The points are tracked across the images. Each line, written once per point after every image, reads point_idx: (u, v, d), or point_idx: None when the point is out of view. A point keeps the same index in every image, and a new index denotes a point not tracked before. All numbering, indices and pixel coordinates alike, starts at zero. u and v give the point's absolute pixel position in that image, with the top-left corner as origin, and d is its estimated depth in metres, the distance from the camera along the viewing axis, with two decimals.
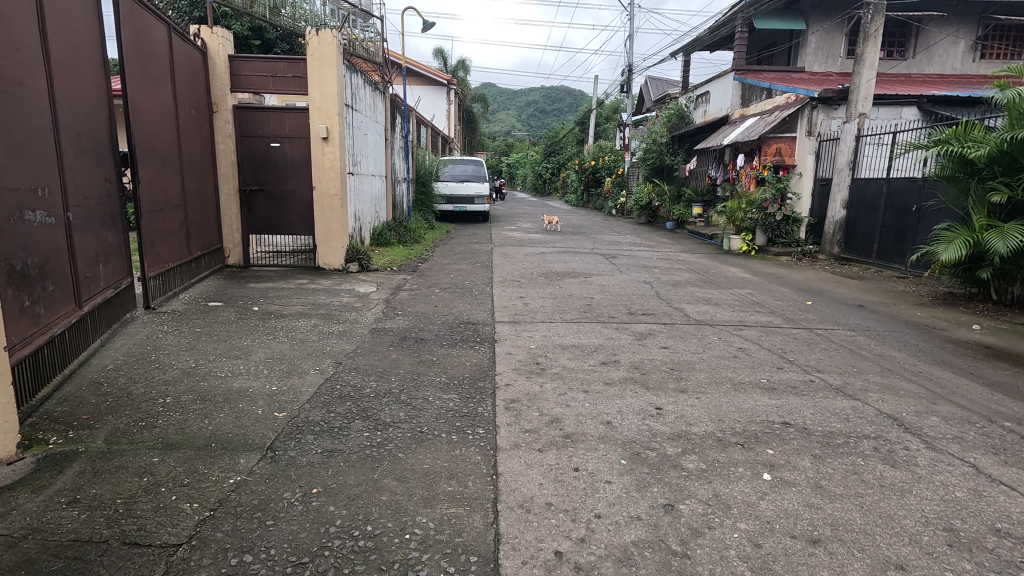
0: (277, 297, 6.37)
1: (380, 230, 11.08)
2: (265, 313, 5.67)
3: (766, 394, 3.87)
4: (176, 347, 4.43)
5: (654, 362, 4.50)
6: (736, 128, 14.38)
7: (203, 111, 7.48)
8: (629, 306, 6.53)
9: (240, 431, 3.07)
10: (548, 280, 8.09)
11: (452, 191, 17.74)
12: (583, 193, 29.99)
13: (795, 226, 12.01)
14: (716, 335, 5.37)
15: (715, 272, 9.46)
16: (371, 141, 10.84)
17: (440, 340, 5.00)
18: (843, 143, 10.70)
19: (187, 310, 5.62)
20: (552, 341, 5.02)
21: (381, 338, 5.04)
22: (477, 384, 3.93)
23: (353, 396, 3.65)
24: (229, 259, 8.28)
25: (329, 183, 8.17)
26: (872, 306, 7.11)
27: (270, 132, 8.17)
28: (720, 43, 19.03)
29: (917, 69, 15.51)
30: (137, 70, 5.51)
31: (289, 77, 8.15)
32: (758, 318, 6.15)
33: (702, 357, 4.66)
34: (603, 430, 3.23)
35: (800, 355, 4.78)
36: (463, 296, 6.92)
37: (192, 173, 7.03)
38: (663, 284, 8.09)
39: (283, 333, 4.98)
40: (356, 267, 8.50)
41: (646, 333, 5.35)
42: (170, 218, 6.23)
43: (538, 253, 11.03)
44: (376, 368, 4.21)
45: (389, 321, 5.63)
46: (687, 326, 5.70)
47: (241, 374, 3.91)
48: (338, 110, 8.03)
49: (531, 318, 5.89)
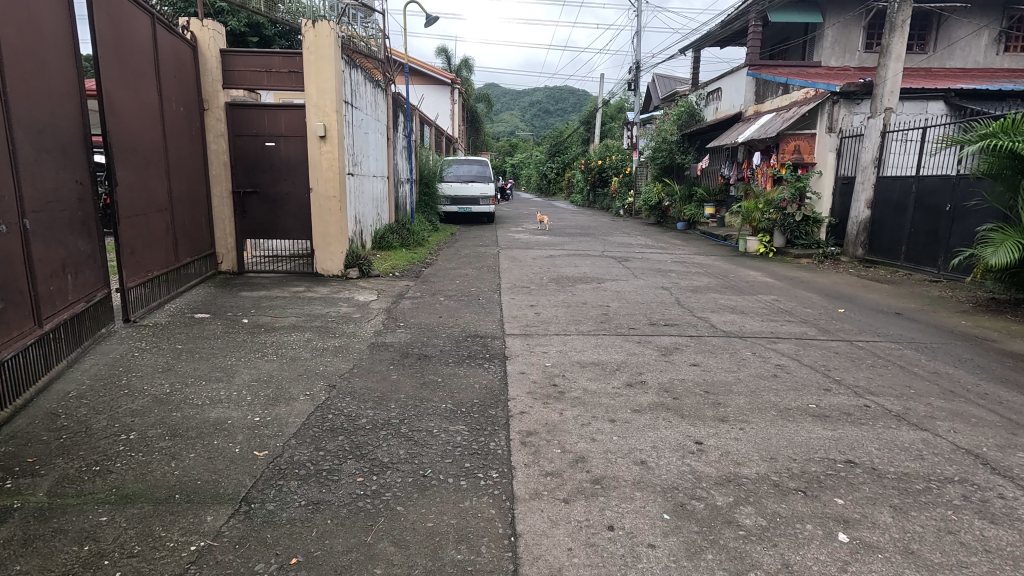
0: (270, 307, 5.92)
1: (382, 233, 10.61)
2: (254, 326, 5.21)
3: (818, 423, 3.37)
4: (152, 367, 3.97)
5: (686, 383, 4.01)
6: (751, 125, 13.85)
7: (192, 108, 7.04)
8: (650, 315, 6.04)
9: (211, 478, 2.60)
10: (559, 286, 7.61)
11: (456, 192, 17.31)
12: (589, 193, 29.49)
13: (815, 227, 11.44)
14: (749, 350, 4.87)
15: (734, 276, 8.95)
16: (372, 140, 10.38)
17: (445, 357, 4.53)
18: (868, 139, 10.17)
19: (170, 323, 5.17)
20: (569, 358, 4.54)
21: (380, 354, 4.58)
22: (487, 412, 3.46)
23: (345, 429, 3.18)
24: (222, 264, 7.85)
25: (328, 184, 7.71)
26: (911, 314, 6.59)
27: (265, 131, 7.74)
28: (732, 38, 18.51)
29: (938, 63, 15.00)
30: (114, 65, 5.06)
31: (284, 72, 7.72)
32: (791, 329, 5.65)
33: (738, 377, 4.17)
34: (639, 472, 2.76)
35: (847, 373, 4.29)
36: (470, 304, 6.45)
37: (180, 175, 6.61)
38: (682, 289, 7.60)
39: (273, 350, 4.52)
40: (356, 273, 8.04)
41: (671, 348, 4.86)
42: (155, 223, 5.81)
43: (547, 257, 10.55)
44: (373, 392, 3.74)
45: (390, 334, 5.16)
46: (715, 339, 5.21)
47: (221, 402, 3.44)
48: (336, 107, 7.59)
49: (545, 331, 5.40)
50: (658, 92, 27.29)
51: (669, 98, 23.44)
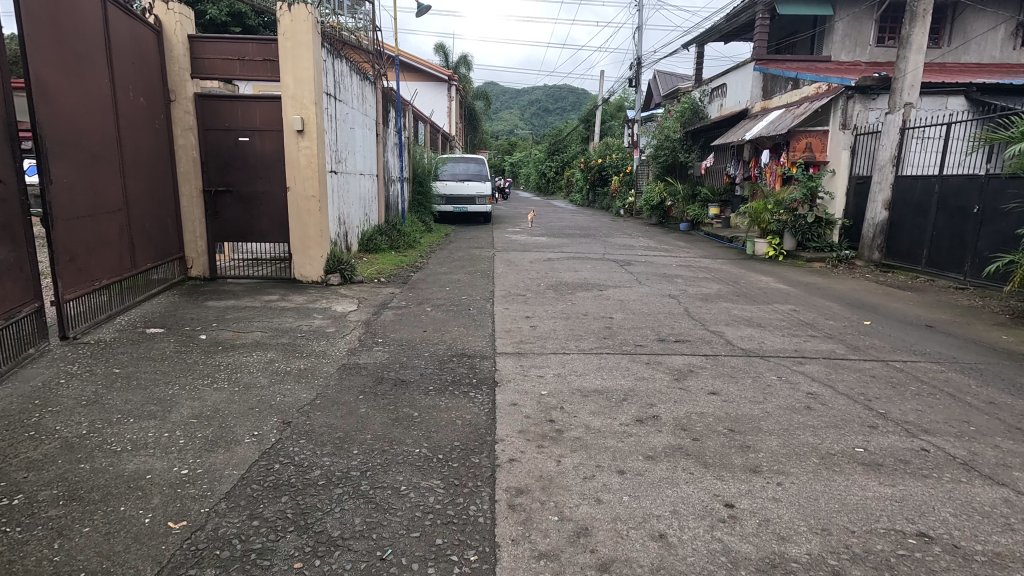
0: (235, 320, 5.31)
1: (370, 235, 9.99)
2: (211, 343, 4.58)
3: (871, 476, 2.76)
4: (74, 400, 3.35)
5: (706, 419, 3.40)
6: (759, 121, 13.25)
7: (154, 98, 6.41)
8: (657, 330, 5.44)
9: (100, 568, 2.00)
10: (558, 294, 7.01)
11: (451, 191, 16.71)
12: (589, 193, 28.90)
13: (828, 229, 10.83)
14: (774, 373, 4.25)
15: (745, 282, 8.35)
16: (360, 136, 9.77)
17: (424, 384, 3.92)
18: (886, 136, 9.56)
19: (115, 340, 4.55)
20: (568, 385, 3.93)
21: (351, 380, 3.97)
22: (468, 461, 2.85)
23: (292, 486, 2.57)
24: (192, 269, 7.21)
25: (306, 183, 7.10)
26: (943, 326, 5.99)
27: (238, 124, 7.11)
28: (737, 32, 17.93)
29: (951, 58, 14.44)
30: (48, 44, 4.46)
31: (259, 61, 7.08)
32: (816, 346, 5.06)
33: (765, 410, 3.54)
34: (657, 555, 2.16)
35: (891, 405, 3.68)
36: (458, 316, 5.83)
37: (140, 173, 6.00)
38: (691, 298, 7.00)
39: (227, 375, 3.91)
40: (338, 279, 7.39)
41: (685, 371, 4.25)
42: (106, 226, 5.19)
43: (544, 260, 9.94)
44: (334, 432, 3.13)
45: (365, 354, 4.54)
46: (733, 359, 4.60)
47: (145, 448, 2.83)
48: (314, 100, 6.99)
49: (540, 348, 4.80)
50: (660, 89, 26.66)
51: (671, 95, 22.83)
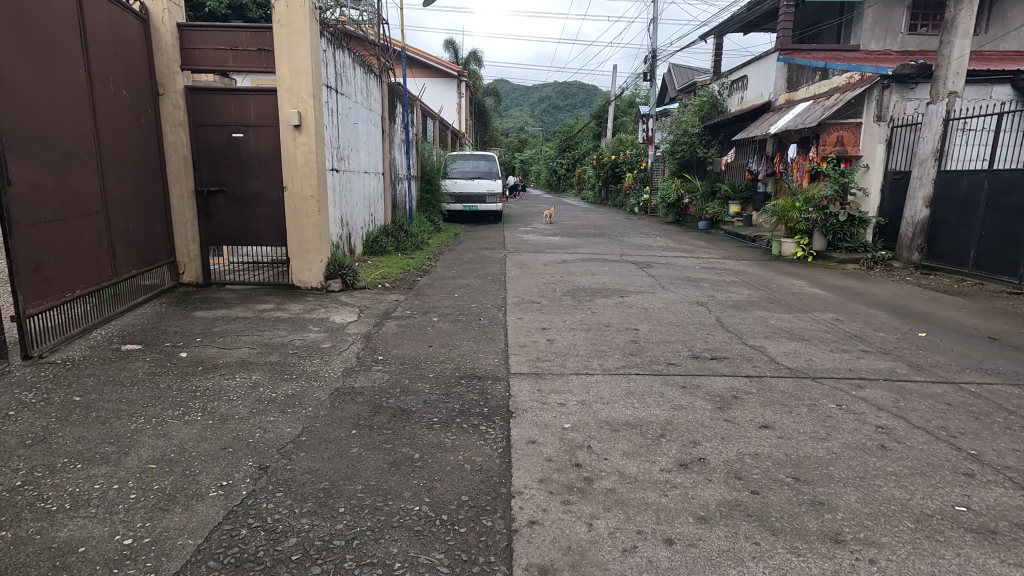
0: (223, 334, 4.83)
1: (374, 236, 9.47)
2: (191, 363, 4.08)
3: (988, 550, 2.18)
4: (18, 439, 2.86)
5: (764, 463, 2.84)
6: (784, 115, 12.53)
7: (140, 92, 5.95)
8: (689, 344, 4.87)
9: None
10: (575, 302, 6.46)
11: (461, 189, 16.17)
12: (601, 190, 28.20)
13: (861, 228, 10.16)
14: (832, 400, 3.66)
15: (777, 287, 7.74)
16: (364, 132, 9.24)
17: (428, 415, 3.40)
18: (927, 127, 8.88)
19: (86, 359, 4.09)
20: (594, 416, 3.39)
21: (344, 410, 3.45)
22: (479, 526, 2.33)
23: (258, 565, 2.05)
24: (184, 275, 6.77)
25: (304, 183, 6.61)
26: (1008, 339, 5.36)
27: (231, 120, 6.63)
28: (757, 22, 17.22)
29: (987, 46, 13.65)
30: (7, 26, 3.99)
31: (253, 51, 6.57)
32: (872, 364, 4.46)
33: (832, 451, 2.97)
34: None
35: (981, 444, 3.08)
36: (468, 328, 5.30)
37: (124, 172, 5.55)
38: (720, 305, 6.42)
39: (201, 404, 3.39)
40: (339, 286, 6.89)
41: (728, 398, 3.69)
42: (79, 231, 4.75)
43: (559, 263, 9.37)
44: (318, 482, 2.62)
45: (363, 374, 4.03)
46: (780, 381, 4.02)
47: (87, 506, 2.34)
48: (312, 92, 6.48)
49: (559, 367, 4.26)
50: (675, 83, 25.80)
51: (687, 89, 22.14)
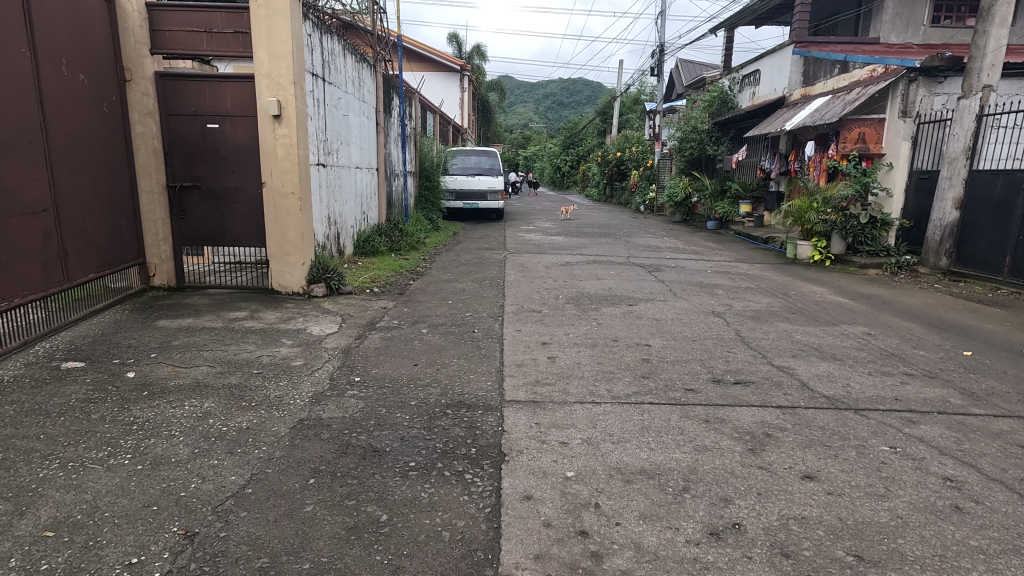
0: (181, 349, 4.27)
1: (366, 235, 8.91)
2: (136, 387, 3.53)
3: None
4: None
5: (815, 534, 2.28)
6: (801, 110, 11.90)
7: (102, 76, 5.41)
8: (709, 365, 4.30)
9: None
10: (580, 311, 5.91)
11: (462, 186, 15.60)
12: (607, 187, 27.62)
13: (883, 231, 9.57)
14: (883, 441, 3.10)
15: (797, 294, 7.17)
16: (355, 125, 8.66)
17: (404, 458, 2.85)
18: (959, 123, 8.29)
19: (15, 380, 3.54)
20: (602, 461, 2.84)
21: (306, 450, 2.90)
22: None
23: None
24: (155, 277, 6.22)
25: (284, 178, 6.05)
26: None
27: (205, 109, 6.07)
28: (770, 14, 16.57)
29: (1015, 39, 13.03)
30: None
31: (228, 33, 5.97)
32: (920, 392, 3.89)
33: (897, 515, 2.41)
34: None
35: None
36: (460, 342, 4.73)
37: (81, 164, 5.03)
38: (739, 317, 5.84)
39: (134, 443, 2.84)
40: (322, 290, 6.33)
41: (760, 436, 3.13)
42: (19, 231, 4.27)
43: (563, 265, 8.83)
44: (256, 560, 2.07)
45: (335, 402, 3.49)
46: (817, 414, 3.44)
47: None
48: (293, 79, 5.93)
49: (561, 393, 3.71)
50: (682, 78, 25.13)
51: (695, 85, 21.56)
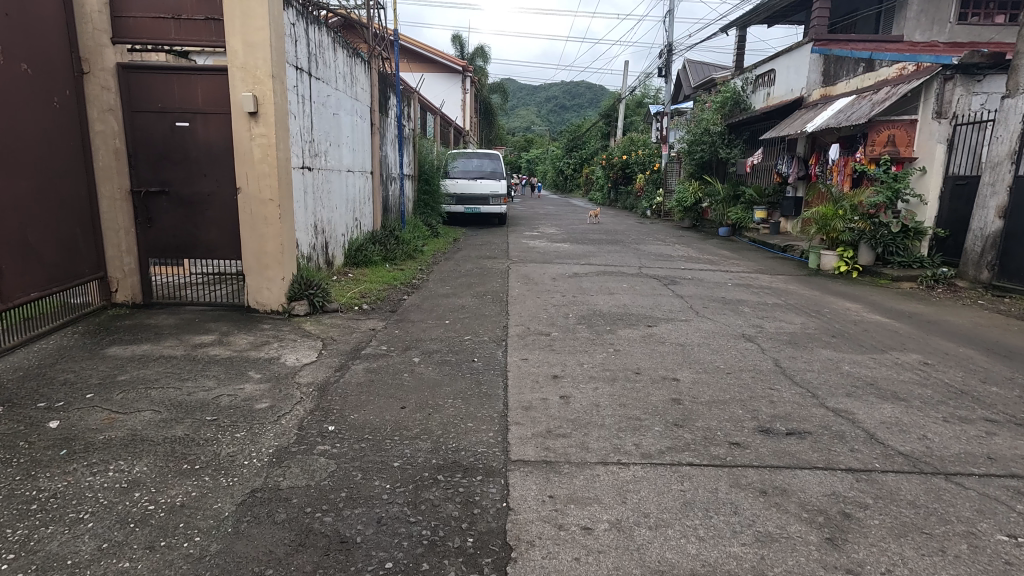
0: (126, 386, 3.60)
1: (358, 243, 8.24)
2: (54, 443, 2.85)
3: None
4: None
5: None
6: (823, 111, 11.20)
7: (51, 65, 4.75)
8: (751, 409, 3.60)
9: None
10: (593, 333, 5.24)
11: (462, 189, 14.93)
12: (612, 191, 26.98)
13: (916, 240, 8.88)
14: (998, 527, 2.40)
15: (830, 312, 6.50)
16: (347, 124, 8.00)
17: (381, 555, 2.17)
18: (1004, 125, 7.60)
19: None
20: (639, 561, 2.16)
21: (250, 541, 2.22)
22: None
23: None
24: (118, 293, 5.56)
25: (262, 184, 5.40)
26: None
27: (174, 104, 5.40)
28: (784, 12, 15.92)
29: None
30: None
31: (200, 20, 5.27)
32: (1015, 448, 3.18)
33: None
34: None
35: None
36: (457, 376, 4.05)
37: (22, 168, 4.38)
38: (774, 342, 5.15)
39: (23, 535, 2.17)
40: (304, 308, 5.66)
41: (837, 517, 2.45)
42: None
43: (570, 277, 8.16)
44: None
45: (300, 463, 2.80)
46: (901, 482, 2.76)
47: None
48: (271, 72, 5.27)
49: (577, 448, 3.03)
50: (689, 79, 24.52)
51: (704, 84, 20.87)
